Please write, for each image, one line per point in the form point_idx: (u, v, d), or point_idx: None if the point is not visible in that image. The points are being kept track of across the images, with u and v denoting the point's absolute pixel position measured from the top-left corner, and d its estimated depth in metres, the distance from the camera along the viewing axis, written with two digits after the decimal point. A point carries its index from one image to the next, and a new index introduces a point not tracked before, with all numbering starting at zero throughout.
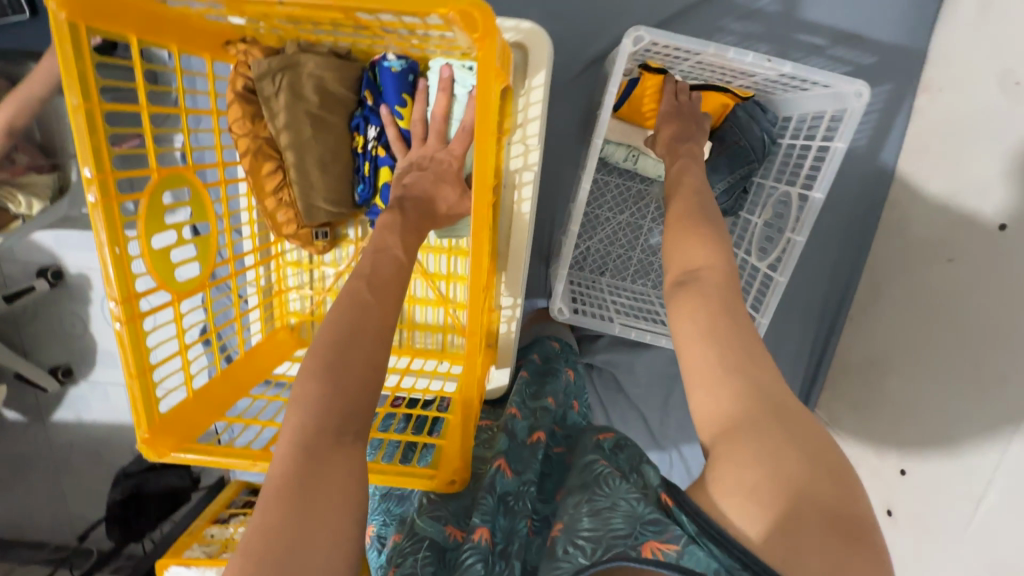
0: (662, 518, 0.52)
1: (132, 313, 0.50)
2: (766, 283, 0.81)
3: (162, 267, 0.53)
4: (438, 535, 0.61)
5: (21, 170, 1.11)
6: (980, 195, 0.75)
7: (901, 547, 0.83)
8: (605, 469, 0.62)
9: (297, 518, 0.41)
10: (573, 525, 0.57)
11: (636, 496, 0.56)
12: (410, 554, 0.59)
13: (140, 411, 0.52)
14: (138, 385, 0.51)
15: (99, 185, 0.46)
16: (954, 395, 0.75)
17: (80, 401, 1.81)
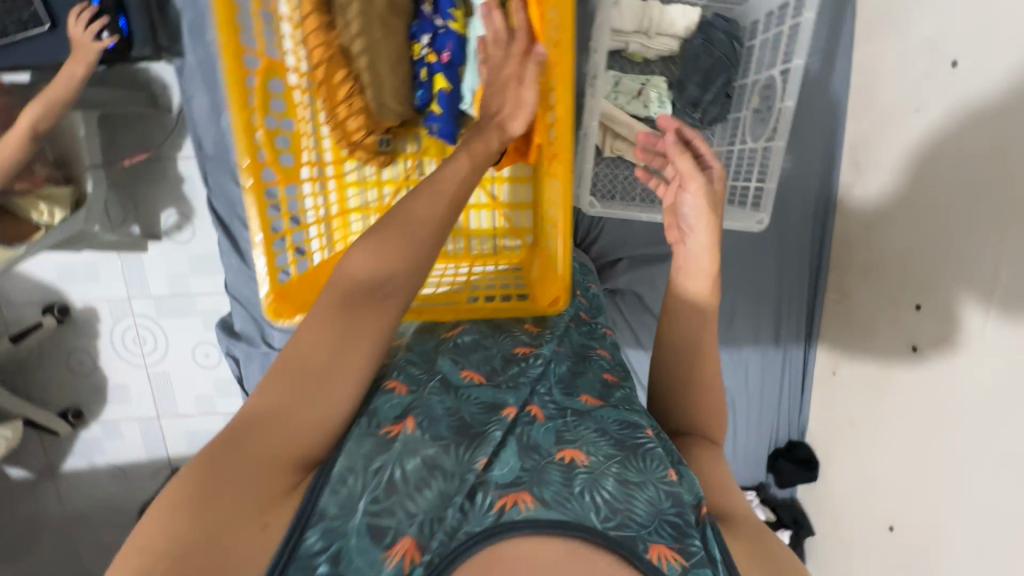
0: (686, 521, 0.54)
1: (257, 180, 0.59)
2: (765, 156, 0.90)
3: (272, 149, 0.63)
4: (453, 376, 0.63)
5: (42, 180, 1.16)
6: (931, 49, 0.87)
7: (934, 376, 0.92)
8: (651, 443, 0.60)
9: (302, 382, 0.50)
10: (597, 475, 0.56)
11: (667, 489, 0.56)
12: (425, 386, 0.61)
13: (265, 269, 0.60)
14: (267, 242, 0.59)
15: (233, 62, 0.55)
16: (950, 221, 0.87)
17: (93, 445, 1.75)
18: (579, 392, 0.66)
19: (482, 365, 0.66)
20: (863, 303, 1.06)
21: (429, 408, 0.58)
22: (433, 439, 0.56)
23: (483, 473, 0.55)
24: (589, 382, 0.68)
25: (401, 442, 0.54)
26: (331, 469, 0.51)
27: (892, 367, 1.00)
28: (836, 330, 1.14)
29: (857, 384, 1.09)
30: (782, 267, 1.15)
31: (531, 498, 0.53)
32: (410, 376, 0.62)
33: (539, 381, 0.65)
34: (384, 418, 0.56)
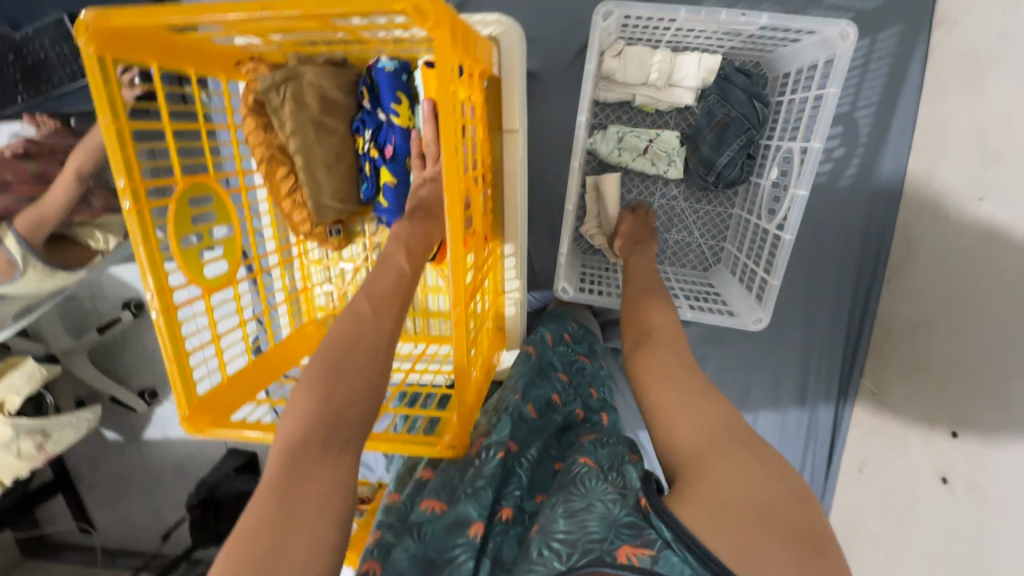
0: (637, 516, 0.52)
1: (167, 305, 0.56)
2: (775, 244, 0.78)
3: (191, 265, 0.60)
4: (417, 517, 0.62)
5: (98, 211, 1.30)
6: (1009, 124, 0.68)
7: (954, 514, 0.78)
8: (584, 469, 0.63)
9: (273, 530, 0.44)
10: (547, 525, 0.57)
11: (612, 499, 0.56)
12: (391, 554, 0.59)
13: (180, 391, 0.59)
14: (176, 367, 0.58)
15: (131, 193, 0.53)
16: (999, 343, 0.71)
17: (165, 420, 2.01)
18: (534, 491, 0.67)
19: (443, 492, 0.65)
20: (901, 403, 0.91)
21: (394, 575, 0.56)
22: None
23: None
24: (542, 474, 0.70)
25: None
26: None
27: (918, 490, 0.85)
28: (868, 423, 1.00)
29: (883, 491, 0.95)
30: (807, 339, 1.04)
31: None
32: (381, 545, 0.60)
33: (508, 486, 0.66)
34: None
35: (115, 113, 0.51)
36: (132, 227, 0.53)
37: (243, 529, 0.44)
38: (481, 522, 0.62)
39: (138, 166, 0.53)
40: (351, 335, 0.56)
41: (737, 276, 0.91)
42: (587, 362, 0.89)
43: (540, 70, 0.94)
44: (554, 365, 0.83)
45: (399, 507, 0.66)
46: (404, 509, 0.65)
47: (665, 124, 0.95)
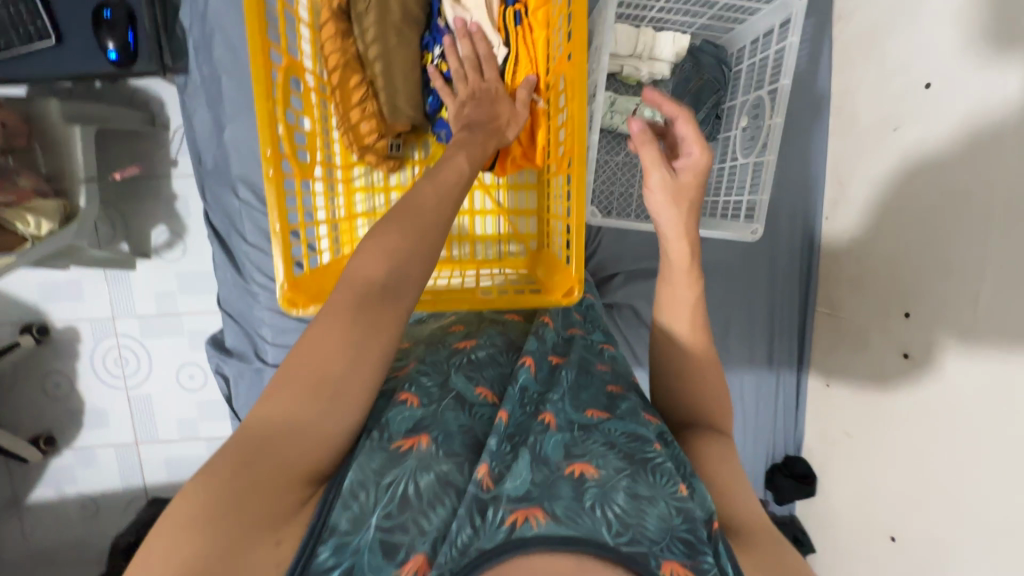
0: (698, 537, 0.56)
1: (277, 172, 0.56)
2: (757, 169, 0.94)
3: (290, 145, 0.60)
4: (470, 393, 0.68)
5: (26, 192, 1.12)
6: (904, 73, 0.93)
7: (924, 383, 0.94)
8: (659, 457, 0.63)
9: (344, 365, 0.50)
10: (607, 488, 0.60)
11: (678, 505, 0.58)
12: (438, 404, 0.64)
13: (281, 262, 0.57)
14: (281, 235, 0.57)
15: (258, 52, 0.54)
16: (930, 233, 0.91)
17: (64, 474, 1.66)
18: (585, 406, 0.70)
19: (496, 385, 0.71)
20: (853, 314, 1.09)
21: (442, 424, 0.62)
22: (445, 455, 0.60)
23: (493, 490, 0.58)
24: (593, 396, 0.72)
25: (416, 460, 0.58)
26: (335, 493, 0.53)
27: (886, 376, 1.02)
28: (826, 343, 1.17)
29: (851, 395, 1.11)
30: (773, 283, 1.18)
31: (542, 513, 0.57)
32: (423, 390, 0.66)
33: (550, 396, 0.70)
34: (395, 433, 0.60)
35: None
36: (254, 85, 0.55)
37: (319, 353, 0.50)
38: (522, 418, 0.67)
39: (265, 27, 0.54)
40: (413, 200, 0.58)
41: (719, 214, 1.06)
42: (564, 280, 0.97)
43: None
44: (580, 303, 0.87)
45: (443, 362, 0.71)
46: (443, 363, 0.71)
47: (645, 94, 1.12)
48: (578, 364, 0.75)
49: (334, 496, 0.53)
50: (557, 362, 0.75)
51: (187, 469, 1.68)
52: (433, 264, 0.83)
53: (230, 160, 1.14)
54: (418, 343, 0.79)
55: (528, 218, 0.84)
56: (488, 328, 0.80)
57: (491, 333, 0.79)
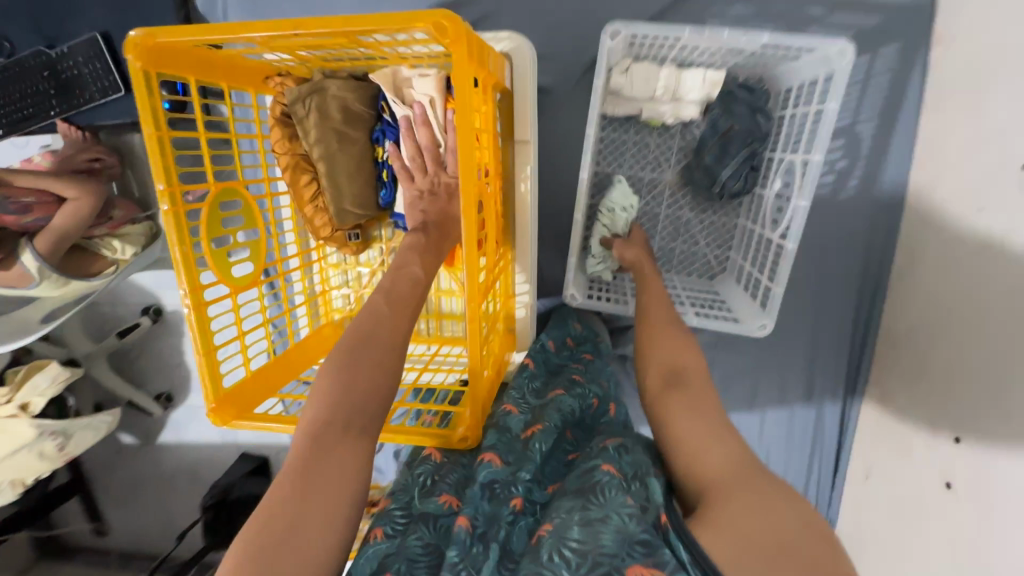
0: (654, 536, 0.56)
1: (198, 301, 0.59)
2: (778, 252, 0.80)
3: (222, 265, 0.63)
4: (431, 506, 0.66)
5: (117, 222, 1.29)
6: (1003, 141, 0.71)
7: (958, 522, 0.78)
8: (606, 479, 0.64)
9: (295, 497, 0.48)
10: (562, 532, 0.58)
11: (629, 514, 0.58)
12: (404, 533, 0.64)
13: (207, 384, 0.62)
14: (205, 360, 0.61)
15: (169, 196, 0.56)
16: (996, 352, 0.73)
17: (179, 424, 2.05)
18: (547, 483, 0.71)
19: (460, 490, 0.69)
20: (905, 409, 0.92)
21: (403, 550, 0.61)
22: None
23: None
24: (556, 467, 0.73)
25: None
26: None
27: (924, 499, 0.86)
28: (872, 430, 1.01)
29: (887, 497, 0.96)
30: (813, 350, 1.05)
31: None
32: (389, 521, 0.66)
33: (513, 475, 0.68)
34: None
35: (158, 124, 0.55)
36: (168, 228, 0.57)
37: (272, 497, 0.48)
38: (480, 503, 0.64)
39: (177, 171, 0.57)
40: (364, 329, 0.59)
41: (742, 283, 0.93)
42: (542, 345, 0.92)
43: (549, 85, 0.96)
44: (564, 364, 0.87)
45: (409, 482, 0.72)
46: (409, 484, 0.72)
47: (671, 138, 0.98)
48: (552, 426, 0.73)
49: None
50: (528, 434, 0.73)
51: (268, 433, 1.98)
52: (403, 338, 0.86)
53: None
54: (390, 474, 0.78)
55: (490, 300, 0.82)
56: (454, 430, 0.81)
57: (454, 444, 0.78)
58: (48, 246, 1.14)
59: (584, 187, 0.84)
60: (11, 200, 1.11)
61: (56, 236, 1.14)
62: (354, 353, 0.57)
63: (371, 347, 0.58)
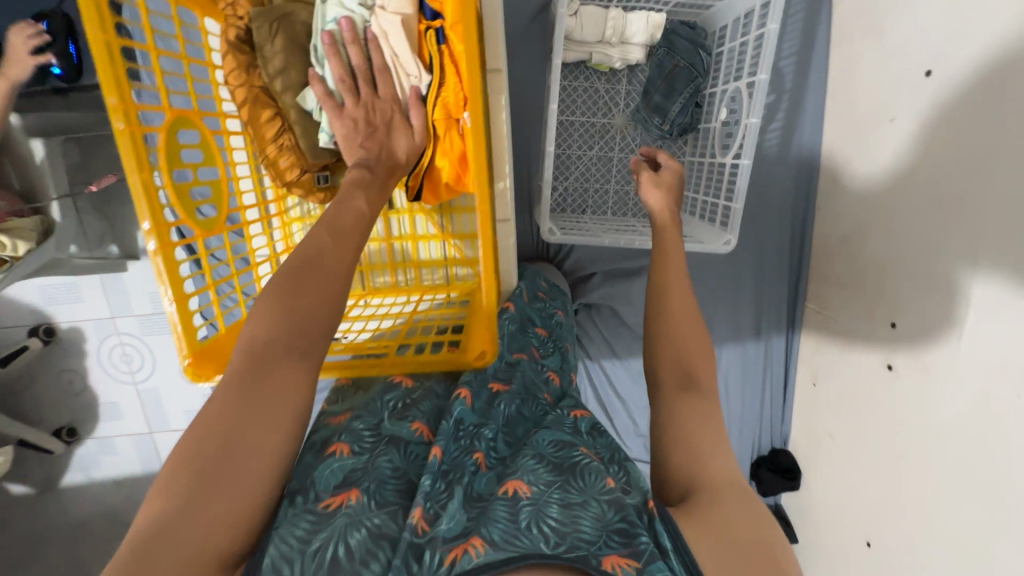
0: (632, 523, 0.58)
1: (164, 241, 0.54)
2: (733, 173, 0.87)
3: (184, 203, 0.57)
4: (403, 432, 0.65)
5: (5, 215, 1.14)
6: (903, 57, 0.83)
7: (903, 396, 0.90)
8: (586, 459, 0.65)
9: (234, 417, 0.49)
10: (540, 504, 0.60)
11: (608, 501, 0.61)
12: (372, 451, 0.63)
13: (181, 334, 0.56)
14: (176, 307, 0.55)
15: (123, 114, 0.50)
16: (920, 235, 0.84)
17: (89, 460, 1.78)
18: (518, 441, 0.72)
19: (434, 420, 0.69)
20: (842, 314, 1.03)
21: (374, 472, 0.60)
22: (378, 507, 0.57)
23: (429, 532, 0.56)
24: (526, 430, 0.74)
25: (348, 514, 0.55)
26: (264, 560, 0.50)
27: (869, 386, 0.97)
28: (816, 341, 1.12)
29: (836, 397, 1.07)
30: (759, 280, 1.14)
31: (482, 541, 0.55)
32: (355, 437, 0.64)
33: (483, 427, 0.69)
34: (322, 490, 0.58)
35: (103, 29, 0.48)
36: (125, 154, 0.51)
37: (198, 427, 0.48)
38: (454, 452, 0.65)
39: (130, 87, 0.50)
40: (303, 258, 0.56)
41: (699, 215, 0.98)
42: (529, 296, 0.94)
43: None
44: (535, 321, 0.91)
45: (376, 404, 0.69)
46: (378, 407, 0.69)
47: (619, 82, 1.02)
48: (520, 389, 0.77)
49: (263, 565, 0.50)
50: (498, 390, 0.75)
51: None
52: (380, 292, 0.81)
53: None
54: (356, 385, 0.74)
55: (473, 240, 0.79)
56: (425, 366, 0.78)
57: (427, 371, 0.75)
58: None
59: (553, 119, 0.86)
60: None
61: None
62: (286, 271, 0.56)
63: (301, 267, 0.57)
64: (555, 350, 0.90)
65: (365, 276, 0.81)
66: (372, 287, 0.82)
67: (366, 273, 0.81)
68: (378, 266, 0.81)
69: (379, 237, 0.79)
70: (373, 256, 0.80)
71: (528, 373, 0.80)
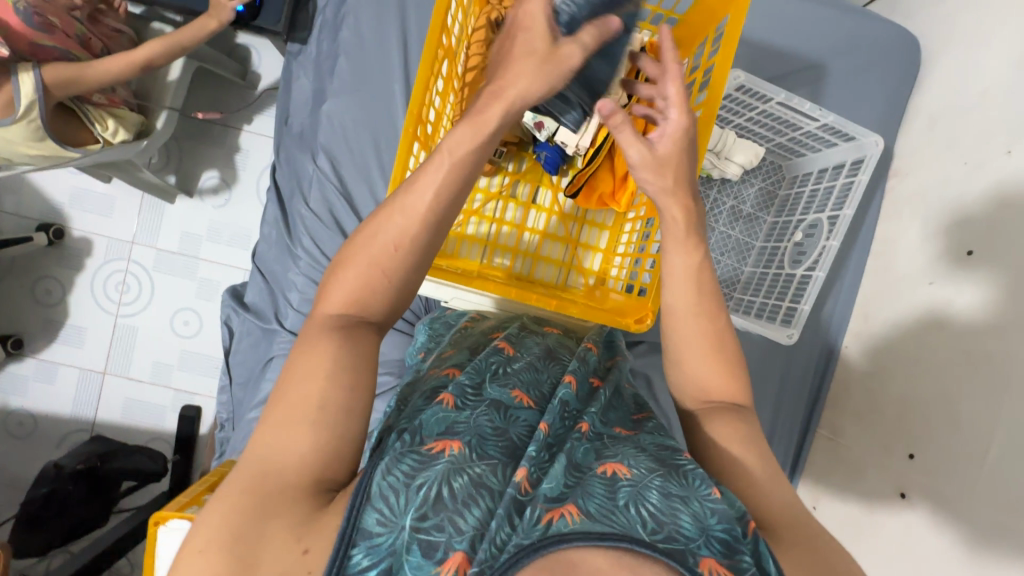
0: (736, 538, 0.48)
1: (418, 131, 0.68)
2: (803, 282, 1.02)
3: None
4: (503, 398, 0.63)
5: (119, 100, 1.16)
6: (945, 238, 1.02)
7: (916, 529, 0.96)
8: (691, 464, 0.55)
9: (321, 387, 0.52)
10: (641, 487, 0.52)
11: (715, 506, 0.50)
12: (474, 408, 0.60)
13: None
14: None
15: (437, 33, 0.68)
16: (945, 382, 0.96)
17: (16, 383, 1.57)
18: (614, 423, 0.64)
19: (531, 390, 0.66)
20: (855, 445, 1.12)
21: (474, 428, 0.57)
22: (479, 458, 0.54)
23: (531, 492, 0.52)
24: (621, 416, 0.66)
25: (447, 461, 0.53)
26: (370, 486, 0.51)
27: (876, 516, 1.04)
28: (822, 467, 1.19)
29: (836, 524, 1.12)
30: (780, 395, 1.24)
31: (576, 511, 0.49)
32: (460, 391, 0.63)
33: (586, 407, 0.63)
34: (426, 435, 0.56)
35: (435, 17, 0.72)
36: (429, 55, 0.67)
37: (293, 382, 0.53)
38: (560, 425, 0.59)
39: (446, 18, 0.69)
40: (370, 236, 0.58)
41: (758, 313, 1.13)
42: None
43: None
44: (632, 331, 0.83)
45: (479, 364, 0.68)
46: (481, 367, 0.68)
47: (710, 189, 1.20)
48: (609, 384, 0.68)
49: (371, 489, 0.51)
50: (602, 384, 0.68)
51: (145, 415, 1.59)
52: (498, 270, 0.83)
53: (318, 130, 1.17)
54: (460, 351, 0.74)
55: (593, 251, 0.87)
56: (523, 337, 0.77)
57: (530, 347, 0.73)
58: (53, 81, 1.02)
59: None
60: (38, 13, 1.04)
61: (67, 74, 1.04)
62: (358, 249, 0.57)
63: (370, 239, 0.58)
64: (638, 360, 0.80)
65: (488, 252, 0.85)
66: (488, 264, 0.85)
67: (490, 250, 0.85)
68: (502, 248, 0.86)
69: (514, 223, 0.85)
70: (502, 238, 0.86)
71: (616, 369, 0.73)
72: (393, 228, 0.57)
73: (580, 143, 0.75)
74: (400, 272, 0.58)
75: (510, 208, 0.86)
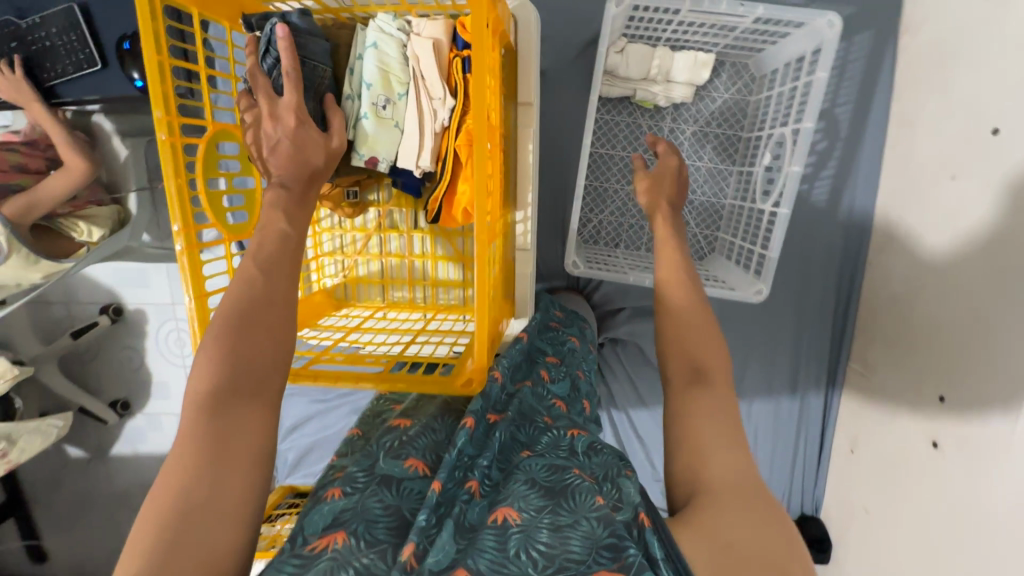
0: (621, 536, 0.51)
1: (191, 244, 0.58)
2: (771, 220, 0.84)
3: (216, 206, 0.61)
4: (396, 470, 0.61)
5: (83, 203, 1.26)
6: (971, 112, 0.77)
7: (953, 479, 0.81)
8: (578, 479, 0.57)
9: (204, 480, 0.47)
10: (531, 529, 0.52)
11: (600, 516, 0.52)
12: (362, 491, 0.59)
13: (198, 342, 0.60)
14: (197, 303, 0.59)
15: (167, 125, 0.55)
16: (980, 306, 0.76)
17: (137, 433, 1.91)
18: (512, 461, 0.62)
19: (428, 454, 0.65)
20: (891, 381, 0.95)
21: (361, 512, 0.56)
22: (367, 545, 0.53)
23: (416, 569, 0.49)
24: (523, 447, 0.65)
25: (330, 557, 0.51)
26: None
27: (910, 462, 0.89)
28: (857, 404, 1.04)
29: (875, 468, 0.98)
30: (798, 333, 1.08)
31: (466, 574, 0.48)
32: (349, 479, 0.61)
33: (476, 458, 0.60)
34: (310, 534, 0.55)
35: (159, 49, 0.54)
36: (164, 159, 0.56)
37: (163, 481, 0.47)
38: (449, 480, 0.58)
39: (175, 101, 0.56)
40: (247, 305, 0.55)
41: (733, 259, 0.95)
42: (578, 344, 0.88)
43: (548, 63, 0.98)
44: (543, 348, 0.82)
45: (372, 448, 0.66)
46: (373, 450, 0.66)
47: (662, 120, 1.01)
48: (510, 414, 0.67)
49: None
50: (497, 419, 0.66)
51: None
52: (398, 306, 0.84)
53: None
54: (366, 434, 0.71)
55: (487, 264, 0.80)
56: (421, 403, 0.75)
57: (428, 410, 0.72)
58: (16, 213, 1.16)
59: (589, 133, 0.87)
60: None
61: (21, 203, 1.17)
62: (223, 321, 0.54)
63: (234, 310, 0.55)
64: (565, 374, 0.79)
65: (385, 289, 0.85)
66: (391, 300, 0.86)
67: (387, 286, 0.85)
68: (398, 280, 0.85)
69: (401, 254, 0.83)
70: (397, 271, 0.84)
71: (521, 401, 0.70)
72: (250, 294, 0.56)
73: (421, 163, 0.69)
74: (274, 340, 0.55)
75: (393, 239, 0.83)
